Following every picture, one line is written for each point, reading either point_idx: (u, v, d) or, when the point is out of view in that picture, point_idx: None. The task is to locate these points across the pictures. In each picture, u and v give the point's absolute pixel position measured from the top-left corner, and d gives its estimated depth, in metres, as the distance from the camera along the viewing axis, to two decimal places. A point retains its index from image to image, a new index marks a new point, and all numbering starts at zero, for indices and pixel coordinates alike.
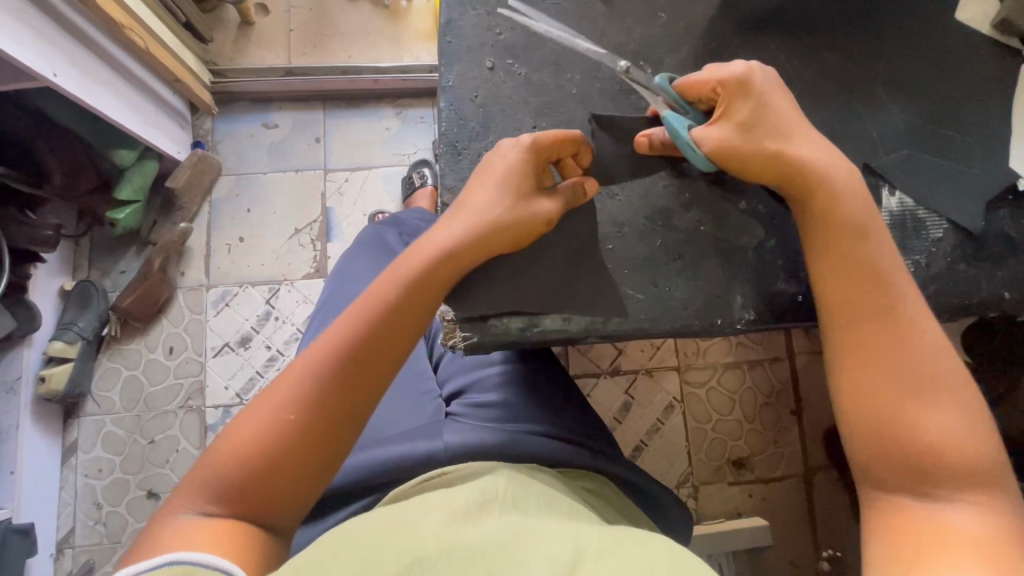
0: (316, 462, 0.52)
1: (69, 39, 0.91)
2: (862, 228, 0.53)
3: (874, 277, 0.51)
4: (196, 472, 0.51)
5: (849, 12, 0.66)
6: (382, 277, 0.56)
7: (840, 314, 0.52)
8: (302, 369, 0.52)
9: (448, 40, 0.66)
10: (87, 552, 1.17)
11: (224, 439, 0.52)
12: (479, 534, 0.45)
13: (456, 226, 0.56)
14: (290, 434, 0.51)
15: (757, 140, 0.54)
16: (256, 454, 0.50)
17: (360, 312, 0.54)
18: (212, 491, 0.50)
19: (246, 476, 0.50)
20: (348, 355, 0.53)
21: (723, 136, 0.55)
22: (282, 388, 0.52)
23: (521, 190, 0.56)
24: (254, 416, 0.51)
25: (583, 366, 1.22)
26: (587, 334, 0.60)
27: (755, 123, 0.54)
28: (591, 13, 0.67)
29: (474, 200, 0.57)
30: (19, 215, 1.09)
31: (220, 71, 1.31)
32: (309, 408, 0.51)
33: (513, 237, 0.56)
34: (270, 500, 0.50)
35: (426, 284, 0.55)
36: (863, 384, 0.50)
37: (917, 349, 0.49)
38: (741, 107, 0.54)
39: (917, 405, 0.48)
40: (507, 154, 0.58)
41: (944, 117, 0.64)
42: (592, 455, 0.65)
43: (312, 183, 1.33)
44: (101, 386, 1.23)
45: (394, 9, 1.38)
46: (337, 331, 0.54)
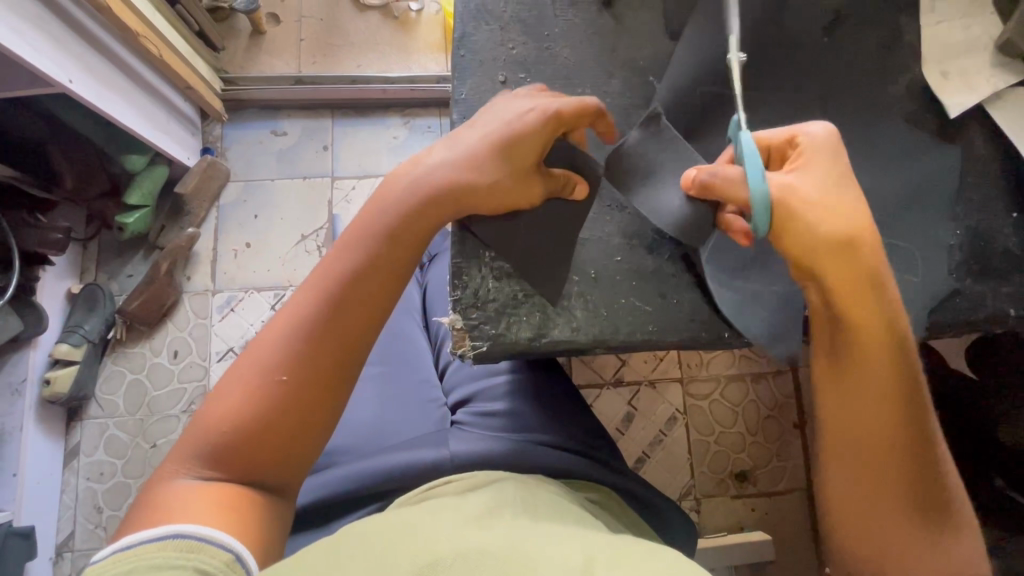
0: (307, 420, 0.53)
1: (84, 46, 0.93)
2: (891, 353, 0.53)
3: (892, 408, 0.53)
4: (189, 434, 0.52)
5: (855, 30, 0.67)
6: (361, 229, 0.57)
7: (852, 439, 0.55)
8: (289, 332, 0.53)
9: (461, 53, 0.67)
10: (87, 556, 1.16)
11: (212, 406, 0.52)
12: (488, 540, 0.45)
13: (438, 186, 0.57)
14: (282, 396, 0.52)
15: (828, 206, 0.51)
16: (248, 418, 0.51)
17: (346, 273, 0.55)
18: (207, 455, 0.50)
19: (241, 438, 0.51)
20: (338, 318, 0.54)
21: (799, 192, 0.52)
22: (268, 351, 0.53)
23: (523, 157, 0.56)
24: (244, 377, 0.52)
25: (587, 376, 1.22)
26: (595, 344, 0.61)
27: (828, 190, 0.52)
28: (601, 30, 0.68)
29: (457, 159, 0.57)
30: (30, 218, 1.10)
31: (231, 80, 1.32)
32: (302, 369, 0.52)
33: (503, 201, 0.58)
34: (266, 461, 0.51)
35: (407, 235, 0.57)
36: (864, 505, 0.54)
37: (925, 480, 0.53)
38: (819, 168, 0.53)
39: (911, 526, 0.53)
40: (521, 118, 0.57)
41: (949, 135, 0.65)
42: (597, 467, 0.65)
43: (320, 190, 1.35)
44: (105, 389, 1.24)
45: (403, 19, 1.40)
46: (322, 290, 0.54)
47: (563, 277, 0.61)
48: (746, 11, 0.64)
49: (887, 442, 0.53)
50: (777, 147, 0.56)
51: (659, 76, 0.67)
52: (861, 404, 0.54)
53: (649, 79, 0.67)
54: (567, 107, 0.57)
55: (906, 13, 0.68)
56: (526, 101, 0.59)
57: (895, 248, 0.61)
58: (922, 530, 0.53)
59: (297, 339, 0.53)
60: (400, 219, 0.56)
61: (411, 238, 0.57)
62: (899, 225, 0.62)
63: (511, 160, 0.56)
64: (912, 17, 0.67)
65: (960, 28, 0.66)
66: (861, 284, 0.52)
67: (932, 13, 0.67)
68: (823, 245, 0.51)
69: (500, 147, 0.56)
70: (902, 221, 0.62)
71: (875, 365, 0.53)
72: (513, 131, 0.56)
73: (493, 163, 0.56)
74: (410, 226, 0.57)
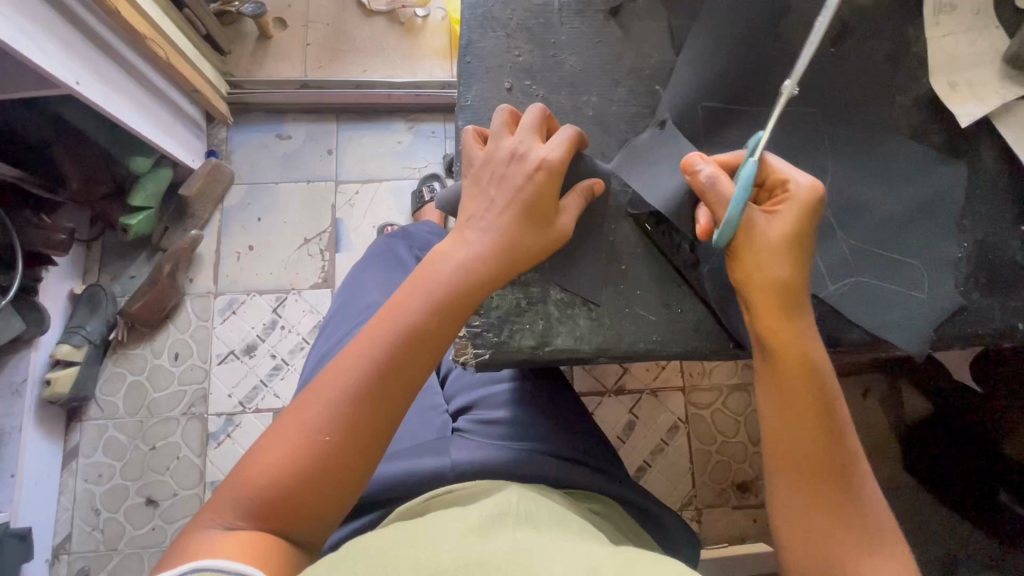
0: (342, 484, 0.50)
1: (92, 49, 0.93)
2: (809, 363, 0.52)
3: (818, 420, 0.52)
4: (228, 484, 0.50)
5: (861, 41, 0.67)
6: (409, 291, 0.54)
7: (788, 456, 0.52)
8: (338, 392, 0.51)
9: (467, 60, 0.67)
10: (84, 558, 1.16)
11: (255, 458, 0.50)
12: (491, 550, 0.44)
13: (496, 243, 0.55)
14: (325, 460, 0.50)
15: (787, 249, 0.53)
16: (291, 476, 0.49)
17: (395, 331, 0.52)
18: (243, 508, 0.48)
19: (281, 495, 0.49)
20: (385, 380, 0.51)
21: (756, 234, 0.53)
22: (317, 411, 0.50)
23: (548, 210, 0.56)
24: (288, 438, 0.50)
25: (588, 383, 1.21)
26: (599, 354, 0.60)
27: (790, 244, 0.53)
28: (608, 38, 0.69)
29: (510, 214, 0.55)
30: (34, 218, 1.10)
31: (238, 83, 1.33)
32: (348, 432, 0.50)
33: (543, 255, 0.57)
34: (303, 522, 0.50)
35: (457, 299, 0.54)
36: (803, 530, 0.51)
37: (855, 500, 0.51)
38: (793, 223, 0.53)
39: (851, 553, 0.50)
40: (530, 174, 0.56)
41: (955, 148, 0.64)
42: (599, 477, 0.65)
43: (323, 194, 1.35)
44: (105, 391, 1.23)
45: (410, 25, 1.40)
46: (370, 356, 0.51)
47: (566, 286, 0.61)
48: (753, 23, 0.65)
49: (805, 449, 0.52)
50: (772, 179, 0.55)
51: (665, 85, 0.67)
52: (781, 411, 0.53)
53: (654, 87, 0.67)
54: (564, 153, 0.56)
55: (913, 26, 0.68)
56: (526, 145, 0.57)
57: (902, 260, 0.61)
58: (862, 559, 0.49)
59: (347, 401, 0.51)
60: (461, 280, 0.54)
61: (464, 296, 0.54)
62: (909, 237, 0.61)
63: (544, 214, 0.56)
64: (919, 29, 0.67)
65: (968, 41, 0.66)
66: (783, 302, 0.53)
67: (940, 25, 0.67)
68: (760, 279, 0.53)
69: (527, 204, 0.55)
70: (911, 232, 0.61)
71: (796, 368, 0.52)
72: (531, 189, 0.55)
73: (534, 223, 0.56)
74: (466, 282, 0.54)
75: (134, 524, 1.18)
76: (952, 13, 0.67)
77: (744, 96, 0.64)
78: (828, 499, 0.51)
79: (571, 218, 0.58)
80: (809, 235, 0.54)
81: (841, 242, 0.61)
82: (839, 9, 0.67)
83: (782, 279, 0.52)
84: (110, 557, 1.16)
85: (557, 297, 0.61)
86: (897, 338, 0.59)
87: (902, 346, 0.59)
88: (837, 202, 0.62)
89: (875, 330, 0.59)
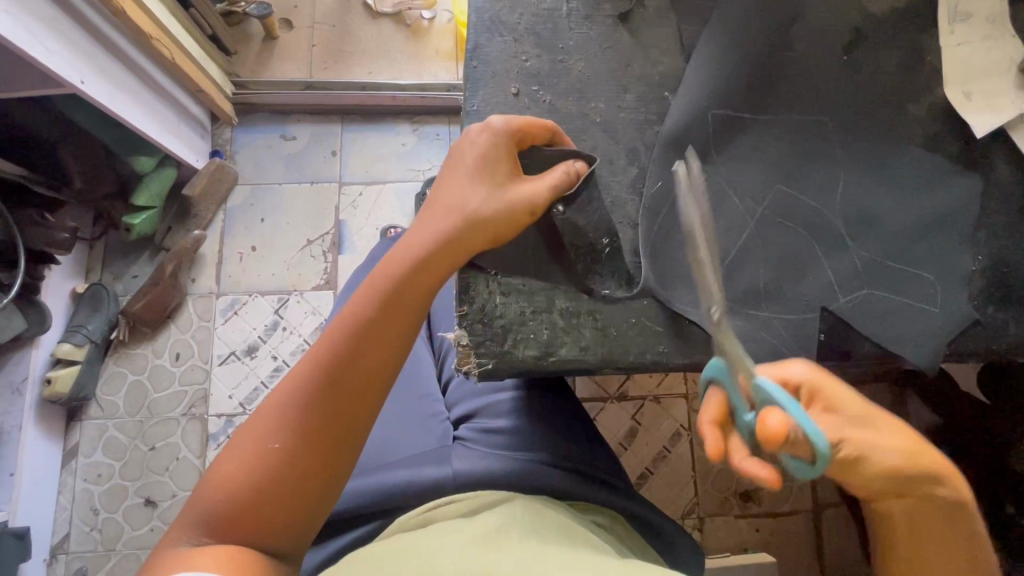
0: (302, 492, 0.49)
1: (97, 48, 0.93)
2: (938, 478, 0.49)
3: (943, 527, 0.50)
4: (189, 502, 0.49)
5: (874, 48, 0.66)
6: (361, 291, 0.53)
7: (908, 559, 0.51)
8: (286, 397, 0.50)
9: (474, 65, 0.66)
10: (82, 558, 1.15)
11: (210, 474, 0.49)
12: (497, 562, 0.44)
13: (443, 226, 0.54)
14: (279, 466, 0.48)
15: (882, 432, 0.50)
16: (244, 490, 0.47)
17: (346, 328, 0.52)
18: (203, 524, 0.47)
19: (238, 510, 0.47)
20: (337, 380, 0.50)
21: (848, 437, 0.49)
22: (266, 417, 0.49)
23: (497, 177, 0.55)
24: (238, 450, 0.49)
25: (590, 390, 1.20)
26: (604, 365, 0.59)
27: (864, 420, 0.50)
28: (616, 44, 0.68)
29: (453, 193, 0.54)
30: (38, 217, 1.10)
31: (243, 83, 1.33)
32: (299, 436, 0.49)
33: (499, 228, 0.55)
34: (267, 533, 0.48)
35: (409, 292, 0.53)
36: None
37: None
38: (847, 400, 0.50)
39: None
40: (477, 141, 0.55)
41: (970, 159, 0.63)
42: (602, 489, 0.64)
43: (327, 195, 1.34)
44: (105, 390, 1.23)
45: (416, 27, 1.40)
46: (320, 356, 0.51)
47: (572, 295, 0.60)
48: (764, 30, 0.64)
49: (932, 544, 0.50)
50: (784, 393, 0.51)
51: (675, 92, 0.66)
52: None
53: (663, 94, 0.66)
54: (516, 121, 0.56)
55: (927, 35, 0.67)
56: (477, 124, 0.58)
57: (915, 273, 0.59)
58: None
59: (297, 405, 0.49)
60: (410, 271, 0.53)
61: (415, 288, 0.53)
62: (923, 249, 0.60)
63: (493, 182, 0.55)
64: (933, 37, 0.66)
65: (983, 51, 0.65)
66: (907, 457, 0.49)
67: (954, 34, 0.66)
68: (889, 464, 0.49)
69: (477, 174, 0.54)
70: (925, 243, 0.60)
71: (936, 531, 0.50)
72: (481, 158, 0.55)
73: (480, 190, 0.54)
74: (419, 271, 0.53)
75: (132, 524, 1.17)
76: (966, 22, 0.66)
77: (754, 105, 0.63)
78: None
79: (530, 188, 0.55)
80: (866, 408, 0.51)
81: (852, 254, 0.60)
82: (852, 17, 0.66)
83: (901, 459, 0.49)
84: (109, 557, 1.15)
85: (562, 305, 0.60)
86: (909, 353, 0.57)
87: (913, 361, 0.57)
88: (848, 213, 0.61)
89: (888, 343, 0.58)
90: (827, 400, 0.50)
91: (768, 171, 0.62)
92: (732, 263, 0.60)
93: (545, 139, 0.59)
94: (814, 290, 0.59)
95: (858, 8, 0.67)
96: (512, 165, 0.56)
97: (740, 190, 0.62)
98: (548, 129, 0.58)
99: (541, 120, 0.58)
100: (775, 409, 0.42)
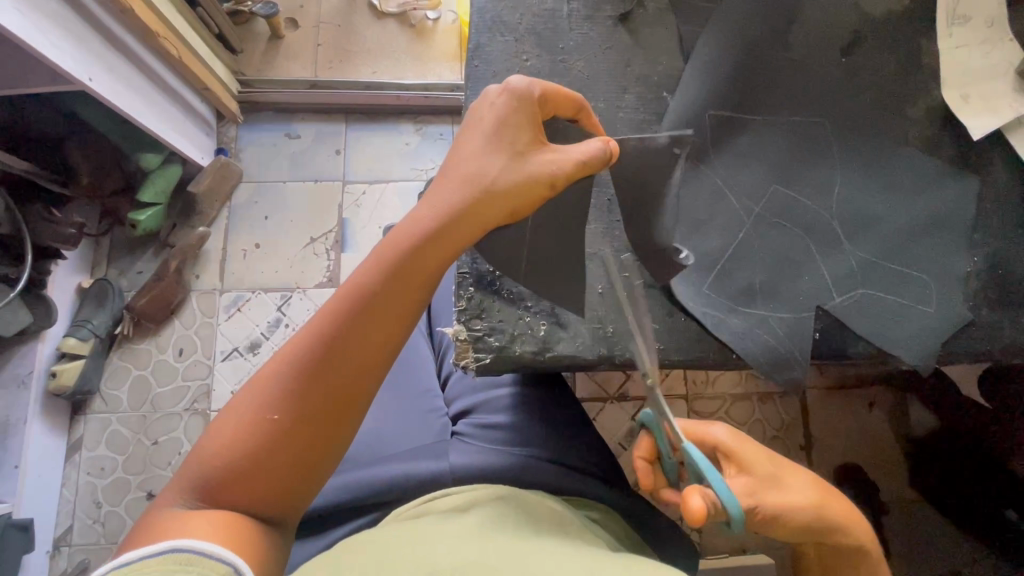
0: (297, 464, 0.50)
1: (105, 46, 0.94)
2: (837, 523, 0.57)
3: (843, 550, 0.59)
4: (186, 464, 0.50)
5: (872, 51, 0.66)
6: (365, 261, 0.53)
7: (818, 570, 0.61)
8: (285, 367, 0.50)
9: (475, 64, 0.67)
10: (84, 551, 1.16)
11: (207, 437, 0.50)
12: (491, 551, 0.45)
13: (452, 197, 0.52)
14: (275, 438, 0.49)
15: (792, 488, 0.56)
16: (240, 457, 0.48)
17: (347, 298, 0.52)
18: (199, 487, 0.48)
19: (233, 476, 0.48)
20: (336, 352, 0.50)
21: (765, 497, 0.54)
22: (265, 387, 0.50)
23: (517, 145, 0.53)
24: (237, 415, 0.50)
25: (590, 389, 1.21)
26: (602, 361, 0.60)
27: (776, 480, 0.56)
28: (616, 45, 0.68)
29: (467, 161, 0.53)
30: (46, 212, 1.11)
31: (248, 82, 1.34)
32: (296, 408, 0.49)
33: (511, 202, 0.53)
34: (259, 502, 0.49)
35: (411, 266, 0.52)
36: None
37: None
38: (759, 462, 0.57)
39: None
40: (496, 104, 0.54)
41: (967, 160, 0.64)
42: (597, 485, 0.64)
43: (331, 193, 1.35)
44: (110, 384, 1.24)
45: (420, 28, 1.41)
46: (320, 327, 0.51)
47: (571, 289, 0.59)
48: (763, 31, 0.64)
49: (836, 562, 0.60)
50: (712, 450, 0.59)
51: (673, 92, 0.67)
52: None
53: (662, 94, 0.67)
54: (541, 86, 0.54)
55: (925, 37, 0.67)
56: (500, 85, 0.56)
57: (910, 274, 0.60)
58: None
59: (295, 378, 0.50)
60: (413, 242, 0.52)
61: (418, 267, 0.52)
62: (920, 250, 0.60)
63: (508, 150, 0.53)
64: (932, 40, 0.67)
65: (981, 53, 0.65)
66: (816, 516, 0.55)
67: (953, 37, 0.66)
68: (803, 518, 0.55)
69: (492, 139, 0.53)
70: (921, 244, 0.61)
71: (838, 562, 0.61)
72: (499, 122, 0.53)
73: (496, 159, 0.53)
74: (421, 243, 0.52)
75: (135, 518, 1.18)
76: (965, 25, 0.66)
77: (752, 105, 0.64)
78: None
79: (548, 160, 0.53)
80: (776, 463, 0.58)
81: (847, 254, 0.61)
82: (852, 19, 0.67)
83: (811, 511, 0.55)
84: (110, 550, 1.16)
85: None
86: (903, 353, 0.58)
87: (907, 361, 0.58)
88: (844, 214, 0.62)
89: (882, 343, 0.59)
90: (742, 462, 0.57)
91: (764, 171, 0.63)
92: (729, 262, 0.61)
93: (572, 116, 0.58)
94: (810, 290, 0.60)
95: (856, 10, 0.67)
96: (534, 135, 0.54)
97: (738, 190, 0.62)
98: (575, 104, 0.57)
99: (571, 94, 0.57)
100: (697, 491, 0.52)
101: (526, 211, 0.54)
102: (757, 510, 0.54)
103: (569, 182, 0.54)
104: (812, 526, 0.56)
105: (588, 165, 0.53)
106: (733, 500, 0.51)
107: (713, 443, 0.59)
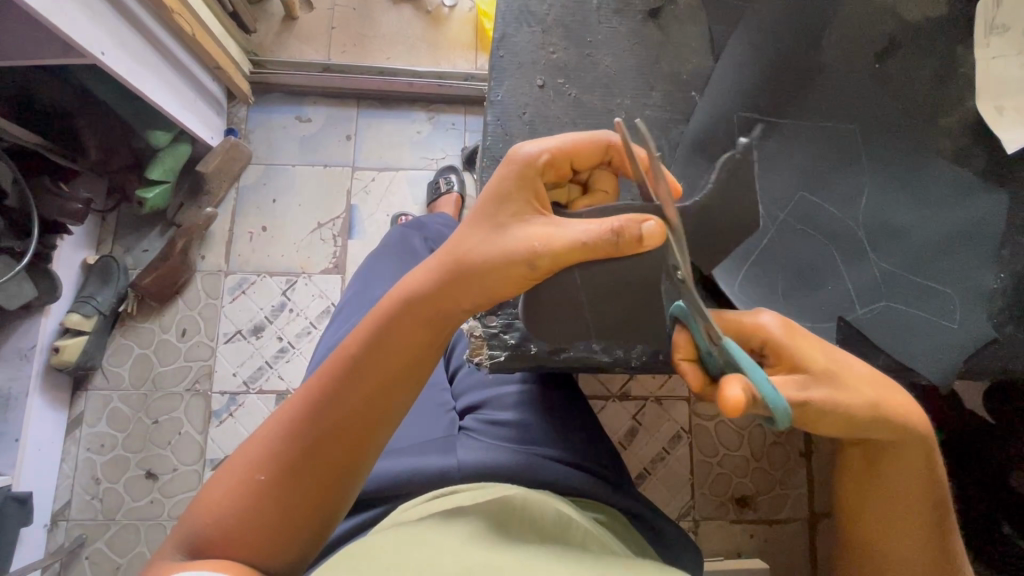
0: (287, 518, 0.50)
1: (120, 21, 0.93)
2: (891, 412, 0.51)
3: (905, 442, 0.53)
4: (183, 519, 0.53)
5: (906, 58, 0.65)
6: (358, 329, 0.55)
7: (876, 461, 0.55)
8: (275, 432, 0.52)
9: (501, 55, 0.65)
10: (81, 526, 1.17)
11: (203, 495, 0.53)
12: (497, 554, 0.44)
13: (439, 265, 0.52)
14: (263, 496, 0.50)
15: (838, 379, 0.49)
16: (229, 515, 0.50)
17: (335, 365, 0.53)
18: (189, 541, 0.50)
19: (222, 532, 0.50)
20: (322, 417, 0.51)
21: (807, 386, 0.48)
22: (255, 447, 0.52)
23: (504, 216, 0.50)
24: (230, 474, 0.52)
25: (594, 388, 1.20)
26: (616, 363, 0.59)
27: (831, 372, 0.49)
28: (644, 40, 0.67)
29: (460, 231, 0.52)
30: (53, 186, 1.10)
31: (260, 62, 1.32)
32: (281, 467, 0.51)
33: (498, 277, 0.50)
34: (247, 556, 0.49)
35: (400, 333, 0.53)
36: (872, 512, 0.56)
37: (919, 482, 0.55)
38: (813, 354, 0.50)
39: (911, 516, 0.55)
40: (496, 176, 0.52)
41: (999, 175, 0.62)
42: (605, 486, 0.64)
43: (340, 179, 1.34)
44: (113, 361, 1.24)
45: (436, 15, 1.38)
46: (310, 395, 0.52)
47: (613, 319, 0.55)
48: (794, 38, 0.63)
49: (901, 453, 0.54)
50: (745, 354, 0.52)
51: (702, 92, 0.65)
52: (898, 473, 0.54)
53: (690, 93, 0.66)
54: (555, 152, 0.50)
55: (962, 46, 0.65)
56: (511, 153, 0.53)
57: (934, 287, 0.59)
58: (923, 518, 0.55)
59: (283, 438, 0.51)
60: (401, 308, 0.53)
61: (406, 332, 0.53)
62: (943, 265, 0.60)
63: (502, 220, 0.50)
64: (969, 49, 0.65)
65: (1017, 64, 0.64)
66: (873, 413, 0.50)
67: (990, 46, 0.65)
68: (860, 409, 0.49)
69: (487, 208, 0.51)
70: (946, 260, 0.60)
71: (889, 456, 0.54)
72: (495, 191, 0.51)
73: (482, 233, 0.51)
74: (410, 310, 0.52)
75: (133, 495, 1.18)
76: (1003, 36, 0.65)
77: (780, 109, 0.63)
78: (906, 475, 0.54)
79: (537, 234, 0.48)
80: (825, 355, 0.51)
81: (872, 264, 0.61)
82: (886, 25, 0.65)
83: (869, 407, 0.50)
84: (108, 526, 1.17)
85: None
86: (924, 367, 0.57)
87: (927, 375, 0.57)
88: (870, 224, 0.61)
89: (901, 357, 0.58)
90: (785, 352, 0.50)
91: (791, 178, 0.62)
92: (752, 268, 0.60)
93: (599, 158, 0.52)
94: (831, 300, 0.60)
95: (893, 15, 0.65)
96: (531, 205, 0.50)
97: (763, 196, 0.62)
98: (600, 147, 0.51)
99: (594, 136, 0.51)
100: (736, 381, 0.43)
101: (521, 286, 0.51)
102: (808, 408, 0.47)
103: (569, 259, 0.48)
104: (856, 419, 0.50)
105: (586, 250, 0.47)
106: (775, 402, 0.43)
107: (761, 335, 0.50)
